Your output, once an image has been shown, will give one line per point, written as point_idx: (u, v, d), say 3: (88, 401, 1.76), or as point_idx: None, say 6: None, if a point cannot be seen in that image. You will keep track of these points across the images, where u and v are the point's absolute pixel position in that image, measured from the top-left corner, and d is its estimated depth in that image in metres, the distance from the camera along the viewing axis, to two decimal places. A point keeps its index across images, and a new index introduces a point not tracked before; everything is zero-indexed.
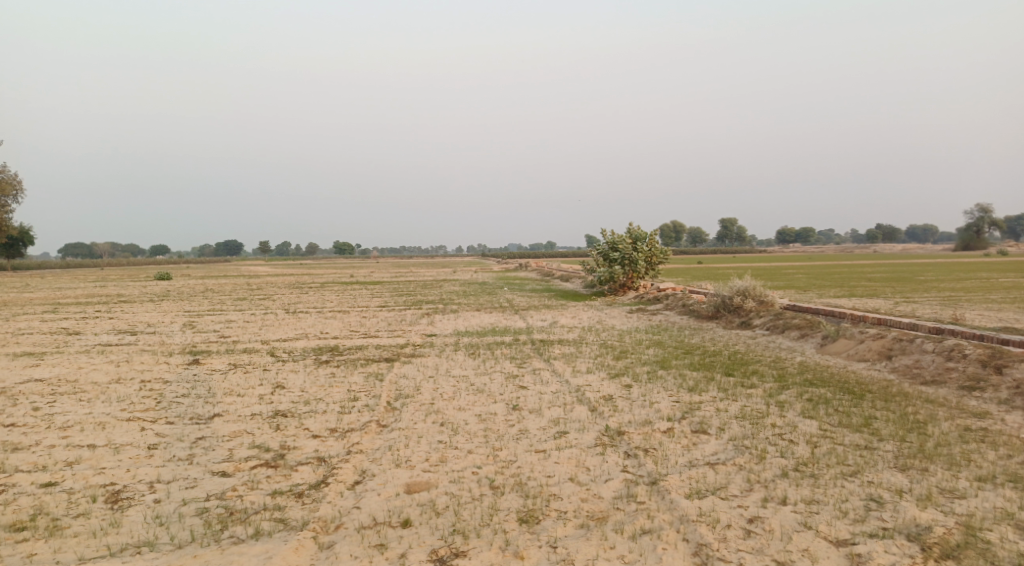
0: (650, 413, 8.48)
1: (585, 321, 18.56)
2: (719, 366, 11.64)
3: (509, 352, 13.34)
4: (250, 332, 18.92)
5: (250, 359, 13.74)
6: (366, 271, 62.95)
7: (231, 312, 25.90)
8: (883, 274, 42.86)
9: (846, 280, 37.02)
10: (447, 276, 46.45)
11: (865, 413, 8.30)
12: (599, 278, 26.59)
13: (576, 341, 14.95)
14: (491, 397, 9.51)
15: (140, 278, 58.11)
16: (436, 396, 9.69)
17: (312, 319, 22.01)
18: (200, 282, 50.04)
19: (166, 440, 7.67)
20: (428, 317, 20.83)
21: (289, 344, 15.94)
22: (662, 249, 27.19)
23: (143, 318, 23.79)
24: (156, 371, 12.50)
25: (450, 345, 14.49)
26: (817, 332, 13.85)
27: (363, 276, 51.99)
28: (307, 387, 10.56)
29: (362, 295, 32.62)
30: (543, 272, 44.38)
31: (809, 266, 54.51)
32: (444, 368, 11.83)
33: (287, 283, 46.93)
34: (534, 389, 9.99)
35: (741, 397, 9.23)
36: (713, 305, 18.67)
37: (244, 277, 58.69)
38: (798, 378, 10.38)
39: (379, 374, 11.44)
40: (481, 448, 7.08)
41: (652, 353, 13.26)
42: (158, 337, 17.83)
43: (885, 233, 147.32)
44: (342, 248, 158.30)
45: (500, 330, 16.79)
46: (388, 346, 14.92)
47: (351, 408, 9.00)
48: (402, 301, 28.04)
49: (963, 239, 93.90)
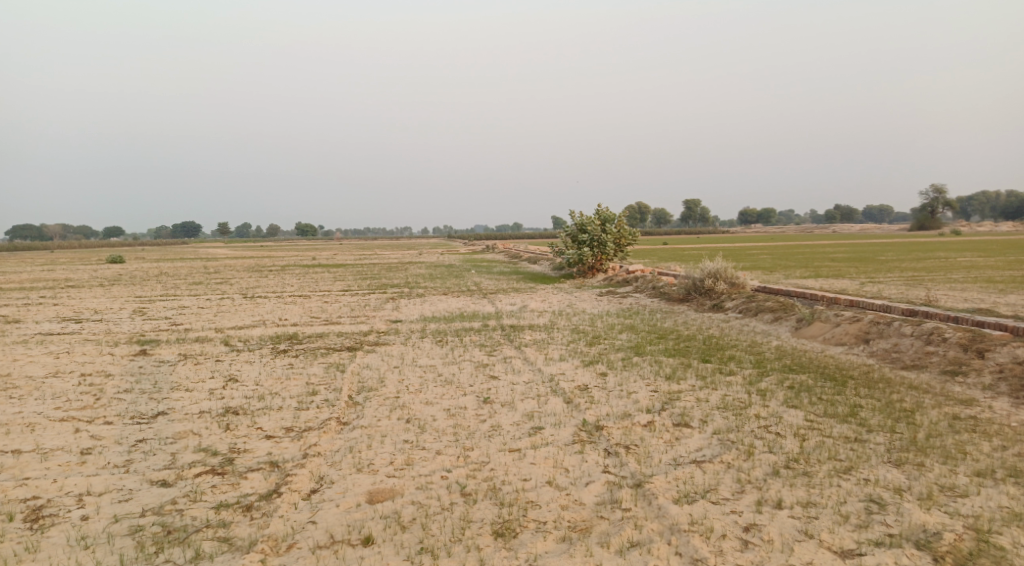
0: (628, 405, 8.04)
1: (555, 305, 18.08)
2: (695, 352, 11.26)
3: (478, 339, 12.80)
4: (204, 319, 18.01)
5: (202, 350, 12.94)
6: (330, 253, 61.86)
7: (185, 298, 24.81)
8: (845, 254, 43.28)
9: (811, 261, 37.37)
10: (412, 258, 45.57)
11: (850, 402, 7.97)
12: (568, 260, 26.16)
13: (547, 326, 14.48)
14: (460, 389, 8.97)
15: (93, 261, 56.12)
16: (401, 388, 9.11)
17: (271, 305, 21.14)
18: (155, 266, 48.36)
19: (102, 444, 6.96)
20: (393, 302, 20.12)
21: (246, 332, 15.13)
22: (630, 231, 26.85)
23: (91, 305, 22.58)
24: (100, 363, 11.65)
25: (416, 332, 13.88)
26: (791, 315, 13.60)
27: (326, 259, 50.91)
28: (263, 380, 9.87)
29: (324, 278, 31.68)
30: (510, 254, 43.96)
31: (772, 247, 55.20)
32: (410, 357, 11.24)
33: (246, 266, 45.61)
34: (505, 379, 9.48)
35: (721, 386, 8.86)
36: (684, 288, 18.36)
37: (202, 259, 57.08)
38: (777, 364, 10.04)
39: (340, 365, 10.80)
40: (451, 448, 6.55)
41: (625, 338, 12.84)
42: (105, 326, 16.82)
43: (843, 214, 150.58)
44: (305, 230, 155.44)
45: (468, 315, 16.21)
46: (350, 333, 14.26)
47: (309, 403, 8.37)
48: (367, 284, 27.24)
49: (919, 219, 96.06)
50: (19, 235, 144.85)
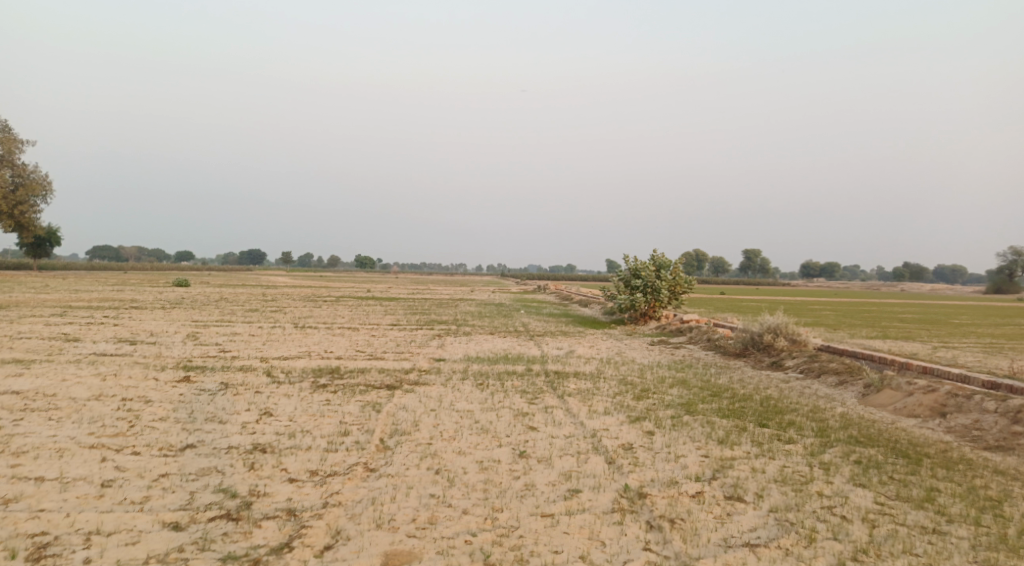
0: (674, 470, 7.44)
1: (604, 352, 17.48)
2: (751, 414, 10.53)
3: (520, 384, 12.33)
4: (252, 347, 18.06)
5: (244, 379, 12.84)
6: (384, 285, 62.56)
7: (238, 324, 25.12)
8: (914, 314, 41.21)
9: (877, 319, 35.63)
10: (464, 295, 45.54)
11: (925, 484, 7.19)
12: (620, 305, 25.53)
13: (594, 374, 13.92)
14: (496, 440, 8.51)
15: (158, 283, 58.09)
16: (435, 434, 8.71)
17: (319, 336, 21.14)
18: (216, 291, 49.63)
19: (124, 476, 6.76)
20: (439, 340, 19.84)
21: (289, 363, 15.03)
22: (686, 279, 26.07)
23: (147, 327, 23.04)
24: (142, 388, 11.64)
25: (458, 373, 13.51)
26: (857, 379, 12.70)
27: (379, 292, 51.45)
28: (296, 416, 9.61)
29: (375, 311, 31.77)
30: (562, 295, 43.49)
31: (834, 302, 53.11)
32: (449, 400, 10.85)
33: (302, 295, 46.35)
34: (544, 432, 8.97)
35: (779, 455, 8.16)
36: (741, 342, 17.53)
37: (262, 286, 58.45)
38: (842, 434, 9.25)
39: (377, 404, 10.48)
40: (479, 508, 6.11)
41: (675, 393, 12.16)
42: (156, 349, 17.00)
43: (912, 272, 144.87)
44: (364, 261, 158.63)
45: (513, 358, 15.77)
46: (392, 371, 13.98)
47: (338, 445, 8.05)
48: (416, 319, 27.13)
49: (995, 280, 91.39)
50: (97, 255, 152.20)
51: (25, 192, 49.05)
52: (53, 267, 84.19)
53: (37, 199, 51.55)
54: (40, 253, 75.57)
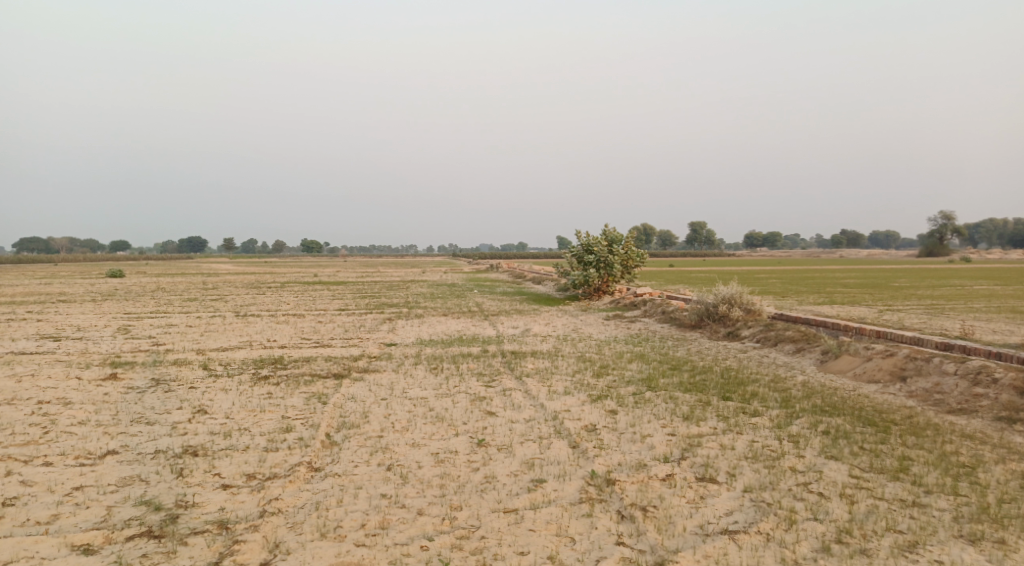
0: (642, 452, 7.05)
1: (560, 329, 17.07)
2: (714, 387, 10.25)
3: (476, 367, 11.79)
4: (189, 339, 17.01)
5: (178, 375, 11.94)
6: (331, 270, 61.16)
7: (175, 315, 23.82)
8: (857, 280, 42.22)
9: (823, 286, 36.36)
10: (415, 277, 44.68)
11: (897, 453, 6.96)
12: (574, 281, 25.21)
13: (551, 353, 13.49)
14: (452, 428, 7.97)
15: (93, 275, 55.55)
16: (386, 425, 8.11)
17: (263, 324, 20.16)
18: (153, 281, 47.60)
19: (31, 492, 5.99)
20: (389, 323, 19.12)
21: (229, 355, 14.11)
22: (638, 252, 25.86)
23: (75, 322, 21.61)
24: (62, 389, 10.65)
25: (410, 358, 12.88)
26: (815, 346, 12.59)
27: (327, 276, 50.25)
28: (234, 413, 8.86)
29: (322, 296, 30.73)
30: (514, 273, 43.13)
31: (780, 270, 54.30)
32: (400, 388, 10.24)
33: (246, 282, 44.67)
34: (503, 417, 8.47)
35: (747, 430, 7.85)
36: (696, 313, 17.38)
37: (202, 274, 56.40)
38: (806, 404, 9.02)
39: (322, 396, 9.81)
40: (435, 507, 5.59)
41: (635, 369, 11.81)
42: (83, 345, 15.84)
43: (850, 240, 149.66)
44: (311, 246, 155.27)
45: (467, 340, 15.21)
46: (339, 358, 13.26)
47: (279, 443, 7.38)
48: (365, 303, 26.30)
49: (928, 244, 94.92)
50: (25, 248, 144.87)
51: None
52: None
53: None
54: None
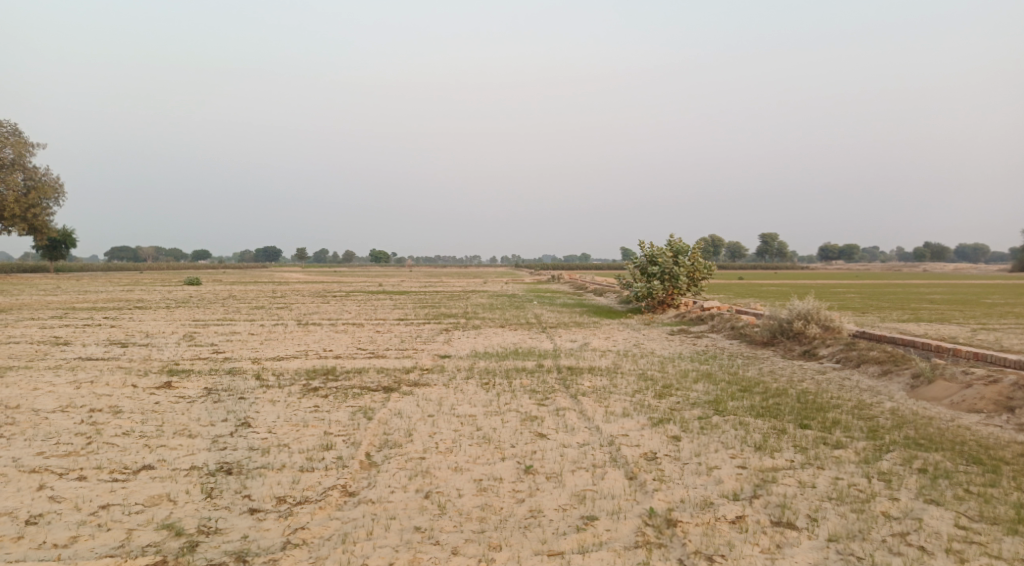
0: (707, 487, 6.33)
1: (621, 344, 16.29)
2: (789, 412, 9.35)
3: (530, 383, 11.19)
4: (247, 347, 17.04)
5: (230, 384, 11.79)
6: (396, 279, 61.83)
7: (239, 323, 24.11)
8: (944, 296, 39.51)
9: (906, 302, 34.14)
10: (477, 287, 44.47)
11: (1011, 499, 6.00)
12: (637, 294, 24.32)
13: (611, 369, 12.77)
14: (499, 452, 7.42)
15: (172, 283, 57.78)
16: (430, 446, 7.62)
17: (322, 333, 20.10)
18: (225, 288, 49.10)
19: (57, 509, 5.76)
20: (446, 334, 18.74)
21: (282, 364, 13.96)
22: (706, 264, 24.77)
23: (144, 328, 22.13)
24: (116, 397, 10.62)
25: (462, 372, 12.40)
26: (904, 370, 11.46)
27: (391, 285, 50.66)
28: (276, 427, 8.54)
29: (383, 306, 30.75)
30: (577, 284, 42.34)
31: (858, 285, 51.69)
32: (449, 404, 9.75)
33: (313, 291, 45.35)
34: (555, 440, 7.86)
35: (829, 465, 7.00)
36: (769, 330, 16.33)
37: (273, 283, 57.90)
38: (897, 436, 8.05)
39: (368, 410, 9.40)
40: (473, 547, 5.07)
41: (701, 389, 10.97)
42: (146, 352, 16.03)
43: (933, 253, 142.14)
44: (378, 256, 158.36)
45: (523, 353, 14.63)
46: (391, 370, 12.90)
47: (316, 462, 6.98)
48: (425, 313, 26.08)
49: (1021, 258, 88.73)
50: (114, 256, 153.04)
51: (39, 195, 48.82)
52: (69, 268, 84.37)
53: (50, 201, 51.28)
54: (57, 255, 75.75)
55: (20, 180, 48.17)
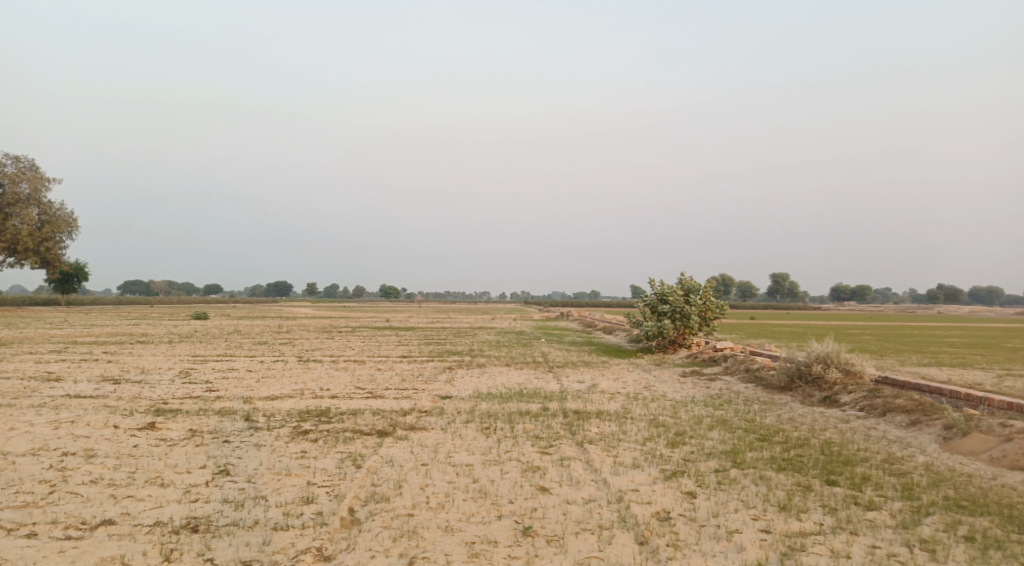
0: (727, 556, 5.69)
1: (631, 386, 15.57)
2: (815, 466, 8.63)
3: (533, 429, 10.50)
4: (242, 385, 16.42)
5: (216, 426, 11.16)
6: (404, 315, 61.34)
7: (239, 359, 23.49)
8: (963, 339, 38.47)
9: (925, 344, 33.16)
10: (484, 324, 43.85)
11: None
12: (648, 333, 23.61)
13: (619, 414, 12.06)
14: (496, 508, 6.75)
15: (179, 317, 57.56)
16: (421, 500, 6.97)
17: (321, 371, 19.45)
18: (231, 323, 48.64)
19: None
20: (449, 373, 18.07)
21: (275, 405, 13.30)
22: (718, 303, 24.07)
23: (141, 364, 21.55)
24: (93, 439, 10.01)
25: (463, 415, 11.73)
26: (935, 420, 10.71)
27: (398, 321, 50.10)
28: (256, 476, 7.90)
29: (388, 342, 30.08)
30: (586, 322, 41.64)
31: (874, 327, 50.56)
32: (446, 451, 9.08)
33: (319, 326, 44.85)
34: (558, 496, 7.16)
35: (862, 530, 6.30)
36: (786, 374, 15.58)
37: (281, 318, 57.53)
38: (936, 496, 7.33)
39: (358, 458, 8.75)
40: None
41: (717, 438, 10.25)
42: (136, 389, 15.44)
43: (947, 294, 140.60)
44: (387, 292, 158.22)
45: (527, 395, 13.94)
46: (388, 412, 12.22)
47: (293, 519, 6.33)
48: (429, 351, 25.41)
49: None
50: (126, 289, 153.81)
51: (51, 228, 48.88)
52: (80, 301, 84.55)
53: (63, 235, 51.26)
54: (69, 289, 76.03)
55: (34, 214, 48.31)
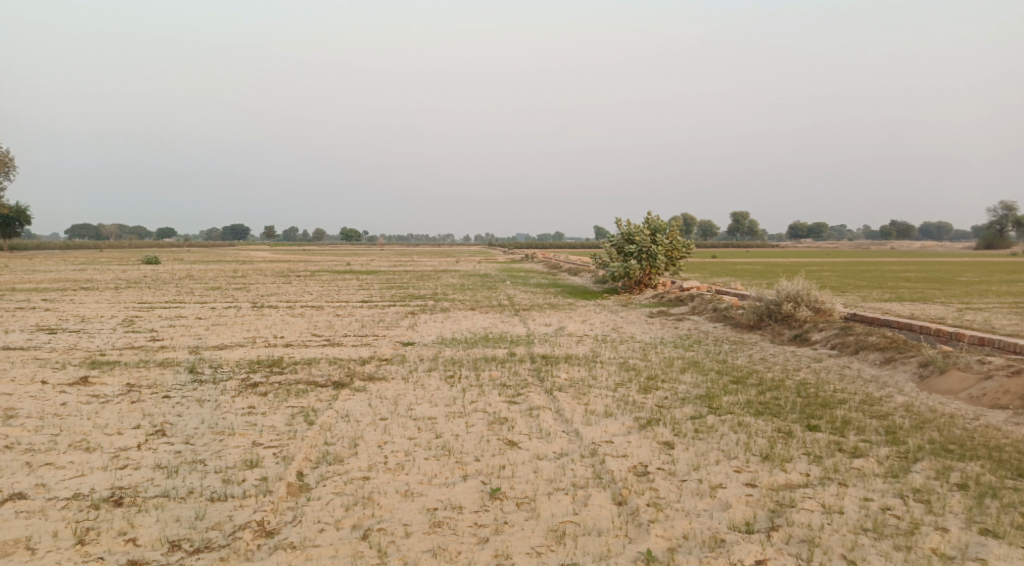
0: (713, 515, 5.23)
1: (598, 328, 15.10)
2: (794, 410, 8.25)
3: (499, 376, 9.92)
4: (190, 334, 15.48)
5: (157, 380, 10.33)
6: (365, 258, 60.05)
7: (190, 305, 22.37)
8: (918, 274, 39.00)
9: (884, 280, 33.50)
10: (447, 266, 43.17)
11: None
12: (614, 274, 23.19)
13: (588, 358, 11.56)
14: (461, 467, 6.17)
15: (131, 261, 55.49)
16: (377, 460, 6.35)
17: (276, 317, 18.56)
18: (182, 268, 46.96)
19: None
20: (410, 318, 17.37)
21: (223, 355, 12.47)
22: (684, 243, 23.68)
23: (83, 312, 20.33)
24: (17, 397, 9.12)
25: (424, 363, 11.10)
26: (910, 357, 10.47)
27: (359, 265, 49.00)
28: (196, 437, 7.17)
29: (348, 287, 29.12)
30: (551, 263, 41.18)
31: (833, 263, 51.25)
32: (406, 404, 8.44)
33: (275, 270, 43.45)
34: (527, 451, 6.61)
35: (852, 480, 5.91)
36: (756, 313, 15.27)
37: (237, 262, 55.83)
38: (922, 440, 6.98)
39: (310, 413, 8.06)
40: None
41: (690, 382, 9.83)
42: (73, 340, 14.38)
43: (900, 230, 143.99)
44: (348, 235, 155.44)
45: (493, 340, 13.34)
46: (345, 361, 11.51)
47: (232, 487, 5.67)
48: (391, 294, 24.63)
49: (985, 237, 89.46)
50: (74, 234, 148.16)
51: None
52: (25, 246, 81.06)
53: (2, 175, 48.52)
54: (12, 233, 72.58)
55: None
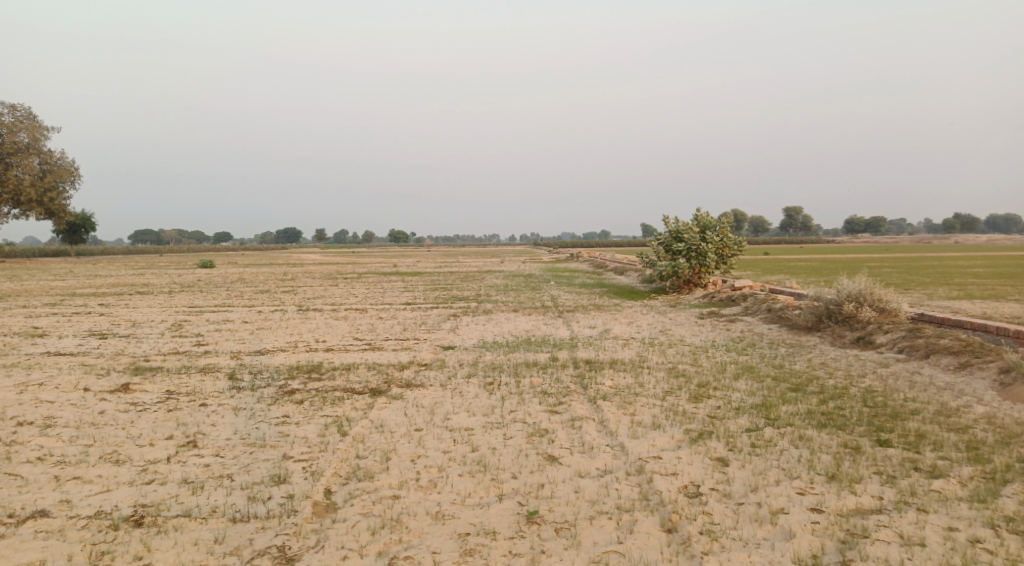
0: (774, 546, 4.70)
1: (646, 331, 14.50)
2: (862, 422, 7.57)
3: (541, 383, 9.48)
4: (234, 339, 15.46)
5: (196, 386, 10.23)
6: (411, 260, 60.30)
7: (238, 309, 22.57)
8: (987, 270, 36.88)
9: (951, 276, 31.75)
10: (492, 267, 42.93)
11: None
12: (662, 273, 22.47)
13: (635, 363, 11.01)
14: (497, 485, 5.76)
15: (186, 266, 56.94)
16: (409, 477, 5.99)
17: (320, 321, 18.49)
18: (235, 271, 47.93)
19: None
20: (453, 321, 17.06)
21: (264, 360, 12.35)
22: (735, 240, 22.77)
23: (135, 317, 20.68)
24: (58, 404, 9.10)
25: (464, 369, 10.72)
26: (989, 363, 9.61)
27: (406, 266, 49.14)
28: (226, 449, 6.95)
29: (393, 289, 29.11)
30: (598, 262, 40.44)
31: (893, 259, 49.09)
32: (442, 413, 8.07)
33: (324, 273, 43.85)
34: (569, 468, 6.17)
35: (933, 506, 5.28)
36: (814, 314, 14.44)
37: (288, 265, 56.70)
38: (1010, 459, 6.27)
39: (344, 424, 7.76)
40: None
41: (745, 389, 9.20)
42: (120, 346, 14.50)
43: (964, 223, 137.82)
44: (396, 236, 157.08)
45: (535, 343, 12.90)
46: (383, 367, 11.22)
47: (256, 505, 5.39)
48: (435, 296, 24.42)
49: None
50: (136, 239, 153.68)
51: (53, 178, 47.64)
52: (89, 251, 84.24)
53: (68, 183, 50.42)
54: (76, 240, 75.49)
55: (35, 163, 46.92)
